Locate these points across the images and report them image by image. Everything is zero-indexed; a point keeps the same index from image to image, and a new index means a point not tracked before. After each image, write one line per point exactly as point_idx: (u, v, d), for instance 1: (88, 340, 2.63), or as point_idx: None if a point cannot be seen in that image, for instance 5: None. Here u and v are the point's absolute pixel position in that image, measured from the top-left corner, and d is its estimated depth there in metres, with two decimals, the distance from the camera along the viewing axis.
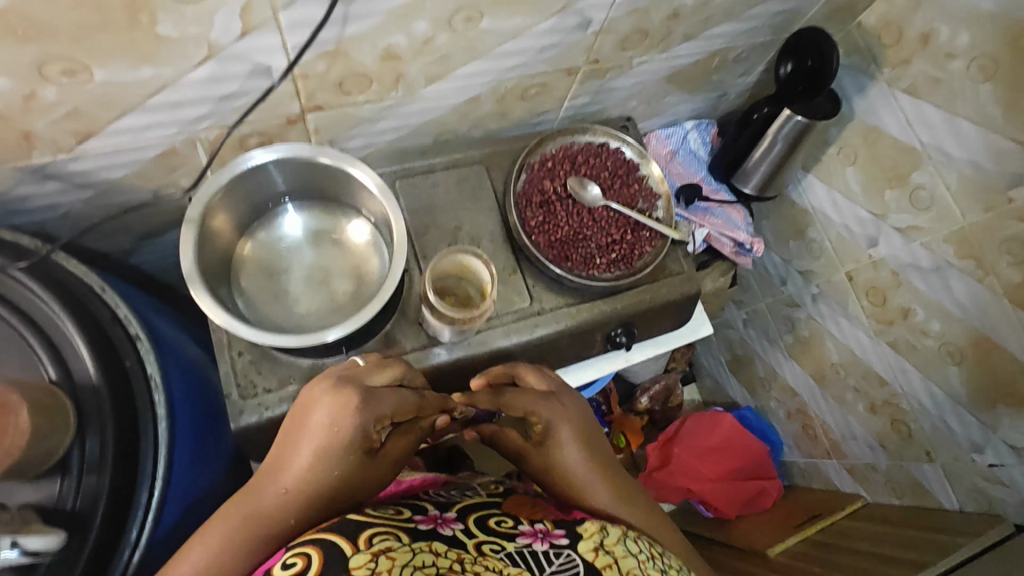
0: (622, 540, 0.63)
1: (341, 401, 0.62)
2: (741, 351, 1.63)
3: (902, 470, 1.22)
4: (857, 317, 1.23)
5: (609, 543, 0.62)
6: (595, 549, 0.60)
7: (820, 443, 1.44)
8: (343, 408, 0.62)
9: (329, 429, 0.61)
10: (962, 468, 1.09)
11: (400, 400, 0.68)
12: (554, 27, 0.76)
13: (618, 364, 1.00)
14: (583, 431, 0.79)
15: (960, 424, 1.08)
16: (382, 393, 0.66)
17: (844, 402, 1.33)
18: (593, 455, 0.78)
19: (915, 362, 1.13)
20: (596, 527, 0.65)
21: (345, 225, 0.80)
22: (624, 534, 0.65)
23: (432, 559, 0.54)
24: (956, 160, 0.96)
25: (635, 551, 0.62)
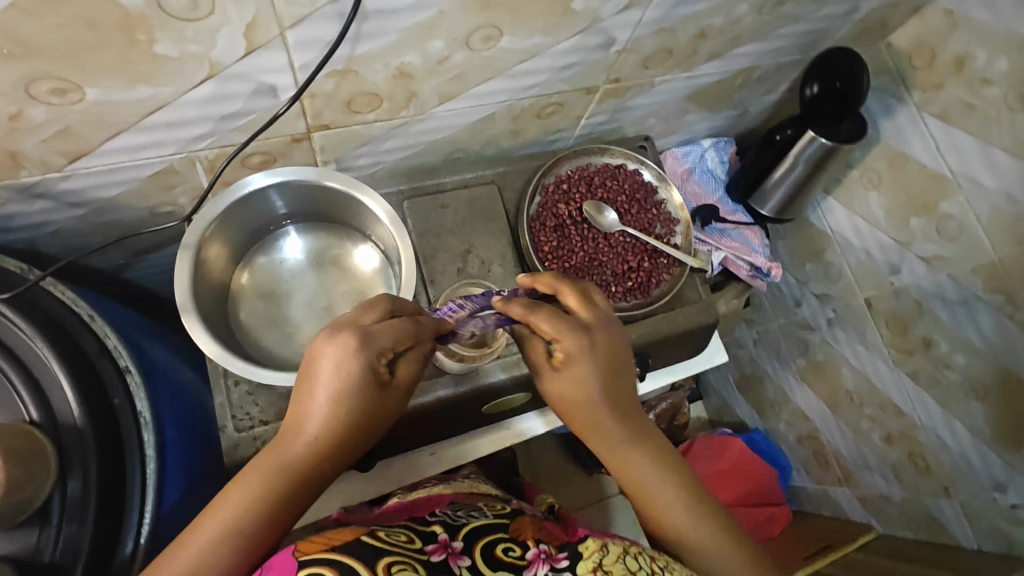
0: (622, 559, 0.58)
1: (345, 343, 0.53)
2: (751, 372, 1.59)
3: (918, 503, 1.19)
4: (874, 345, 1.19)
5: (608, 564, 0.57)
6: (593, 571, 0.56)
7: (831, 470, 1.41)
8: (348, 355, 0.53)
9: (337, 376, 0.53)
10: (982, 506, 1.05)
11: (408, 332, 0.57)
12: (576, 46, 0.72)
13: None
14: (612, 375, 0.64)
15: (981, 461, 1.04)
16: (382, 329, 0.55)
17: (858, 430, 1.29)
18: (619, 405, 0.65)
19: (935, 395, 1.09)
20: (596, 544, 0.61)
21: (351, 249, 0.76)
22: (624, 550, 0.60)
23: None
24: (989, 191, 0.92)
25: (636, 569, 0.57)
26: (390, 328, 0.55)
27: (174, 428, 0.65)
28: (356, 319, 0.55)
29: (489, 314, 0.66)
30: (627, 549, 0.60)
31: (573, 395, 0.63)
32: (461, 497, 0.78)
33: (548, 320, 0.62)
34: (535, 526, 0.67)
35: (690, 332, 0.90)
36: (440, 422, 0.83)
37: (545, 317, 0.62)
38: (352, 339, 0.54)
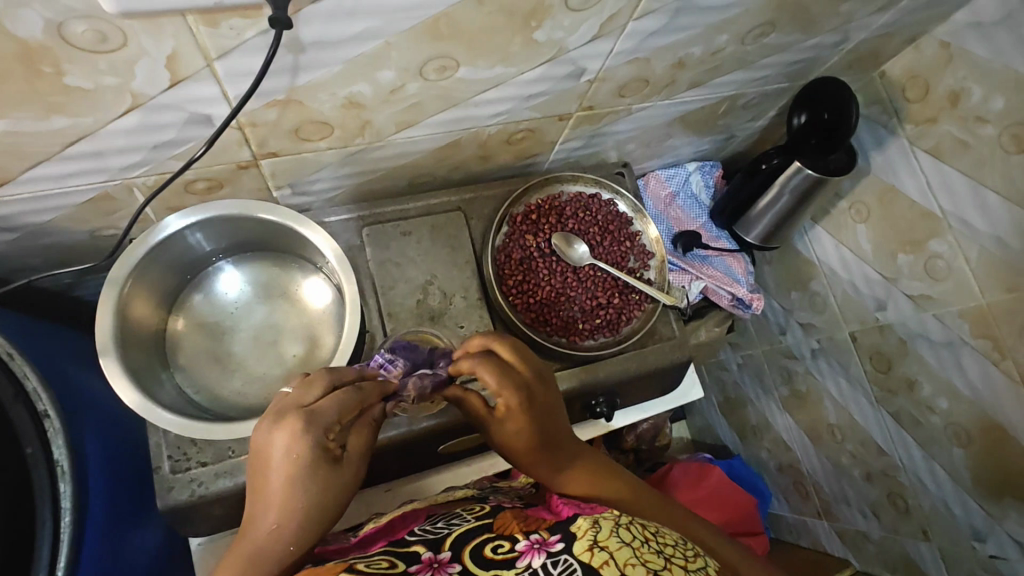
0: (615, 531, 0.56)
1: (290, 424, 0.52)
2: (733, 395, 1.55)
3: (896, 544, 1.15)
4: (857, 380, 1.15)
5: (602, 538, 0.54)
6: (590, 548, 0.52)
7: (810, 502, 1.37)
8: (296, 436, 0.52)
9: (289, 456, 0.52)
10: (960, 553, 1.02)
11: (349, 402, 0.57)
12: (543, 75, 0.68)
13: (601, 427, 0.92)
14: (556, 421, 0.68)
15: (961, 508, 1.00)
16: (326, 404, 0.55)
17: (839, 464, 1.26)
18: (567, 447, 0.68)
19: (917, 437, 1.06)
20: (587, 522, 0.57)
21: (299, 282, 0.72)
22: (615, 522, 0.57)
23: None
24: (978, 233, 0.88)
25: (629, 539, 0.55)
26: (332, 402, 0.55)
27: (100, 472, 0.62)
28: (297, 399, 0.55)
29: (423, 372, 0.68)
30: (618, 520, 0.58)
31: (524, 447, 0.65)
32: (438, 509, 0.72)
33: (492, 378, 0.63)
34: (519, 514, 0.61)
35: (661, 370, 0.86)
36: (393, 459, 0.79)
37: (489, 375, 0.63)
38: (299, 421, 0.53)
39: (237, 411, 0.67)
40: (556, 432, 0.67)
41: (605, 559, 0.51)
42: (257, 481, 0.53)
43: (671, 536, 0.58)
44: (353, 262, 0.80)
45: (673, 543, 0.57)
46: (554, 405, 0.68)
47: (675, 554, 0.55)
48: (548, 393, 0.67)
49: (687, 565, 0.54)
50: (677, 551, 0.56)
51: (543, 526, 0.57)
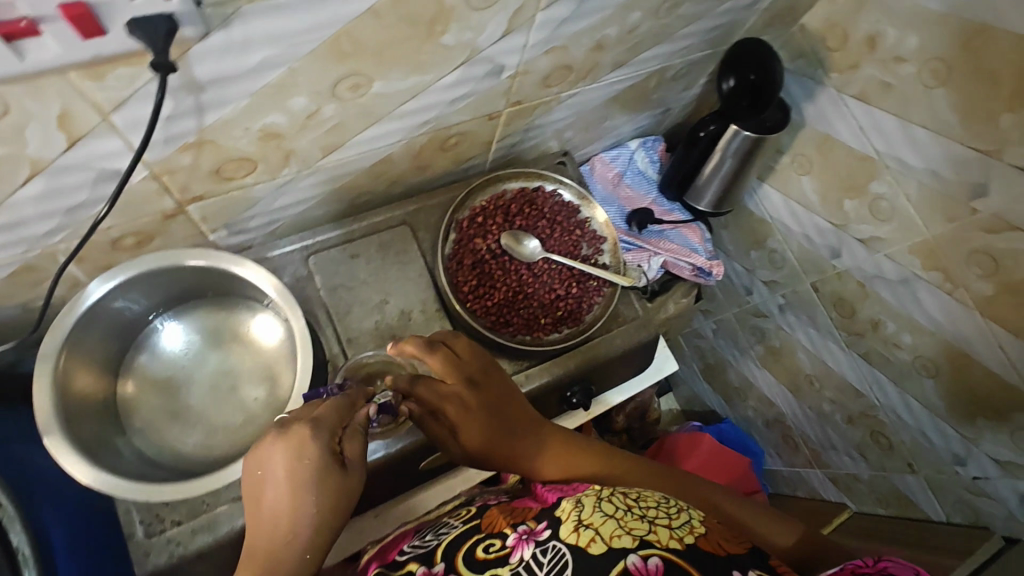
0: (598, 504, 0.55)
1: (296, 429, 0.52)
2: (713, 361, 1.57)
3: (886, 481, 1.18)
4: (825, 329, 1.18)
5: (587, 516, 0.53)
6: (576, 530, 0.52)
7: (801, 453, 1.40)
8: (304, 438, 0.51)
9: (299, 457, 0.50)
10: (946, 479, 1.05)
11: (343, 406, 0.58)
12: (461, 78, 0.67)
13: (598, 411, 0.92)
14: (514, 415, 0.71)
15: (939, 436, 1.03)
16: (326, 410, 0.56)
17: (821, 412, 1.28)
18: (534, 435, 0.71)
19: (889, 374, 1.08)
20: (571, 503, 0.56)
21: (248, 322, 0.70)
22: (598, 496, 0.56)
23: None
24: (914, 169, 0.90)
25: (615, 509, 0.54)
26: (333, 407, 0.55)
27: (68, 551, 0.60)
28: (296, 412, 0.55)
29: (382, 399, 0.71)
30: (599, 494, 0.57)
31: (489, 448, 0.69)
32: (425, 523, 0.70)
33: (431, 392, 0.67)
34: (506, 507, 0.60)
35: (627, 351, 0.86)
36: (376, 484, 0.78)
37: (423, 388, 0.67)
38: (306, 428, 0.52)
39: (203, 465, 0.65)
40: (519, 425, 0.70)
41: (592, 537, 0.51)
42: (251, 502, 0.50)
43: (654, 497, 0.57)
44: (303, 294, 0.78)
45: (656, 502, 0.56)
46: (507, 399, 0.71)
47: (658, 512, 0.54)
48: (494, 388, 0.70)
49: (671, 520, 0.52)
50: (660, 508, 0.54)
51: (530, 515, 0.57)
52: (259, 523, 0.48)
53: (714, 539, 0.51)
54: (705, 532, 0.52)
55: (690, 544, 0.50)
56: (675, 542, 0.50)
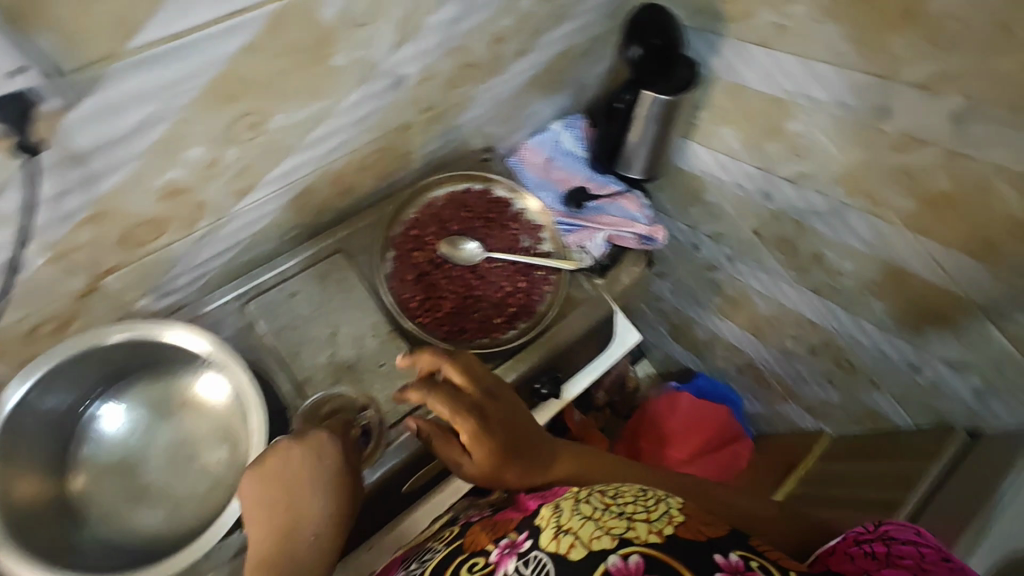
0: (576, 507, 0.56)
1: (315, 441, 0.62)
2: (677, 320, 1.60)
3: (855, 401, 1.23)
4: (773, 269, 1.21)
5: (565, 520, 0.55)
6: (555, 536, 0.53)
7: (774, 390, 1.45)
8: (324, 447, 0.62)
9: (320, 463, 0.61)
10: (907, 388, 1.10)
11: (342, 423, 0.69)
12: (364, 95, 0.65)
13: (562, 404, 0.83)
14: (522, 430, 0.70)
15: (895, 349, 1.08)
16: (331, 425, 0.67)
17: (785, 348, 1.32)
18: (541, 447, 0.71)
19: (839, 301, 1.12)
20: (549, 510, 0.57)
21: (192, 386, 0.68)
22: (575, 499, 0.58)
23: None
24: (823, 103, 0.93)
25: (592, 508, 0.55)
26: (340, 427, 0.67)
27: None
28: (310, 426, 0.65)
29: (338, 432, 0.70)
30: (577, 496, 0.58)
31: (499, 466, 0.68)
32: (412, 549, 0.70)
33: (449, 407, 0.66)
34: (488, 522, 0.62)
35: (586, 339, 0.86)
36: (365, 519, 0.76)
37: (435, 404, 0.65)
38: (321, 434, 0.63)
39: (175, 541, 0.62)
40: (528, 438, 0.70)
41: (571, 541, 0.52)
42: (266, 506, 0.58)
43: (634, 492, 0.58)
44: (249, 344, 0.76)
45: (636, 497, 0.56)
46: (514, 411, 0.71)
47: (635, 506, 0.54)
48: (501, 404, 0.70)
49: (648, 514, 0.53)
50: (638, 503, 0.55)
51: (511, 528, 0.59)
52: (280, 516, 0.58)
53: (695, 527, 0.51)
54: (683, 521, 0.52)
55: (668, 535, 0.50)
56: (652, 535, 0.50)
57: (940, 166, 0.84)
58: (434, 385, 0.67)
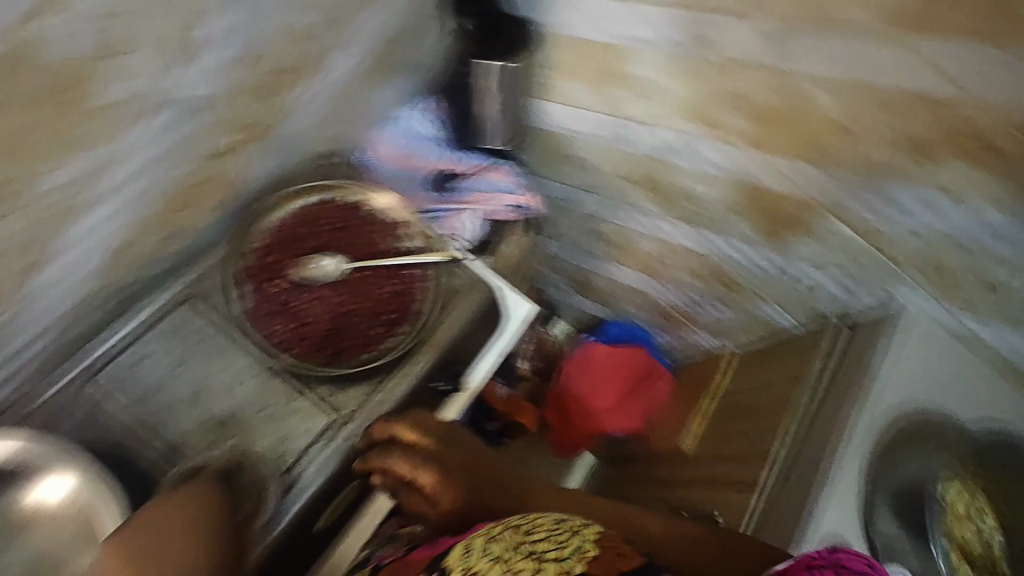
0: (487, 546, 0.58)
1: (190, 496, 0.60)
2: (578, 275, 1.63)
3: (745, 313, 1.32)
4: (646, 209, 1.25)
5: (474, 562, 0.56)
6: None
7: (676, 320, 1.52)
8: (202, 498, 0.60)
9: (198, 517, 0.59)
10: (786, 293, 1.19)
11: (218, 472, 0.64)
12: (145, 133, 0.65)
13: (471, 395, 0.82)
14: (479, 469, 0.75)
15: (765, 260, 1.15)
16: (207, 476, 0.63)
17: (678, 280, 1.38)
18: (503, 483, 0.75)
19: (709, 227, 1.18)
20: (460, 549, 0.59)
21: (31, 500, 0.62)
22: (488, 536, 0.59)
23: None
24: (651, 41, 0.94)
25: (502, 546, 0.57)
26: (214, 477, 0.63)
27: None
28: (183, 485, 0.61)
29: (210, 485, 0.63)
30: (490, 533, 0.60)
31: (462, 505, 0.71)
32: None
33: (409, 461, 0.72)
34: (403, 560, 0.64)
35: (474, 337, 0.86)
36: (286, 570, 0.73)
37: (394, 461, 0.71)
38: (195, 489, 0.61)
39: None
40: (486, 476, 0.74)
41: None
42: (151, 560, 0.54)
43: (547, 521, 0.60)
44: (102, 426, 0.68)
45: (549, 528, 0.59)
46: (470, 455, 0.76)
47: (547, 542, 0.57)
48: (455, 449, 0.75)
49: (561, 551, 0.56)
50: (550, 538, 0.57)
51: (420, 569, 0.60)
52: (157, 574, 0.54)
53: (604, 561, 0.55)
54: (595, 555, 0.55)
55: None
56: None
57: (767, 83, 0.88)
58: (390, 444, 0.73)
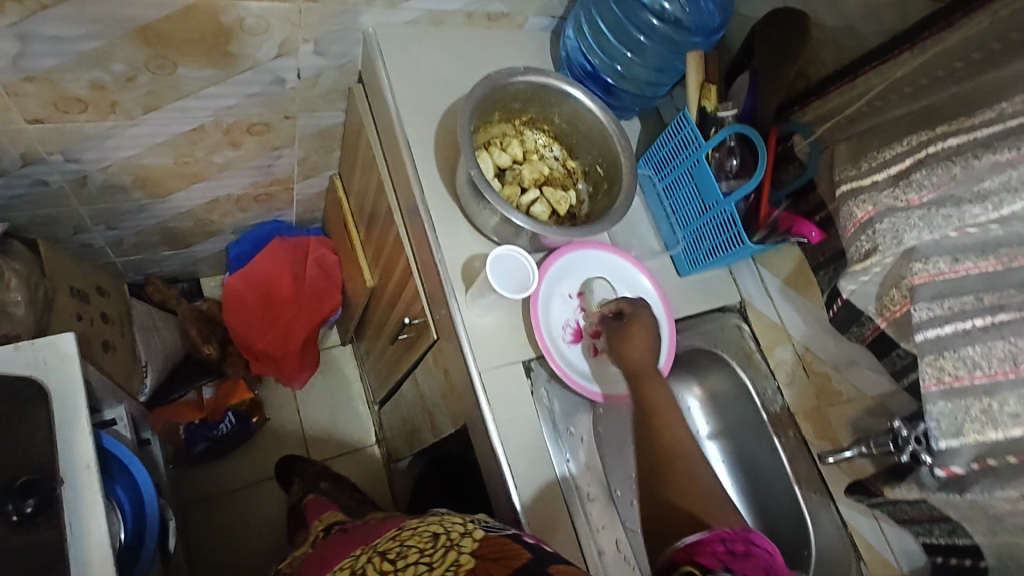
0: (434, 531, 0.73)
1: None
2: (159, 235, 1.37)
3: (304, 137, 1.23)
4: (102, 131, 1.01)
5: (409, 536, 0.74)
6: (407, 541, 0.73)
7: (278, 194, 1.39)
8: None
9: None
10: (302, 96, 1.10)
11: None
12: None
13: (97, 487, 0.75)
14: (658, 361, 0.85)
15: (252, 85, 1.03)
16: None
17: (228, 163, 1.22)
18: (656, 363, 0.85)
19: (174, 98, 0.99)
20: (411, 532, 0.75)
21: None
22: (439, 528, 0.74)
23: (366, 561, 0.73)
24: None
25: (427, 540, 0.72)
26: None
27: None
28: None
29: None
30: (414, 529, 0.76)
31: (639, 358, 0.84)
32: (341, 542, 0.88)
33: (647, 356, 0.84)
34: (356, 535, 0.88)
35: None
36: None
37: (637, 337, 0.85)
38: None
39: None
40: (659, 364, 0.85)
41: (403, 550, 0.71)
42: None
43: (423, 533, 0.74)
44: None
45: (418, 533, 0.74)
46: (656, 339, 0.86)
47: (420, 545, 0.70)
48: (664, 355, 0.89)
49: (435, 551, 0.68)
50: (421, 560, 0.68)
51: (374, 531, 0.85)
52: None
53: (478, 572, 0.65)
54: (470, 568, 0.65)
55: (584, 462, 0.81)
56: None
57: None
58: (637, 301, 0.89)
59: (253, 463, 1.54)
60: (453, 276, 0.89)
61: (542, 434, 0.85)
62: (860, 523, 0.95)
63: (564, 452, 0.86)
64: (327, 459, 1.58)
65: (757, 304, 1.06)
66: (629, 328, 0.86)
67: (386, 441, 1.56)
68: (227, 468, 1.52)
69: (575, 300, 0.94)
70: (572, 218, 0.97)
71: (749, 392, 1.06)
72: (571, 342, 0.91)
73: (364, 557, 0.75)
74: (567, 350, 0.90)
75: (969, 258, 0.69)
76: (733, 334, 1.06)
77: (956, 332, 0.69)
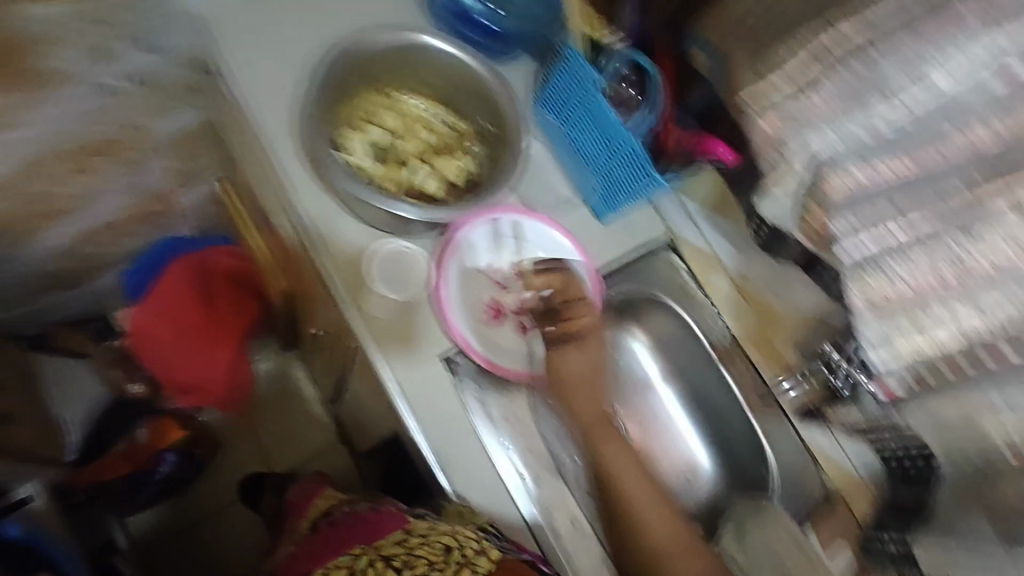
0: (441, 538, 0.69)
1: None
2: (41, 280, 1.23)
3: (169, 144, 1.09)
4: None
5: (416, 542, 0.69)
6: (414, 546, 0.68)
7: (164, 210, 1.26)
8: None
9: None
10: (147, 100, 0.96)
11: None
12: None
13: None
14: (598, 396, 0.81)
15: (80, 99, 0.88)
16: None
17: (91, 191, 1.08)
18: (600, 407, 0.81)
19: None
20: (418, 535, 0.70)
21: None
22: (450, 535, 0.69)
23: (367, 565, 0.67)
24: None
25: (434, 549, 0.67)
26: None
27: None
28: None
29: None
30: (418, 532, 0.71)
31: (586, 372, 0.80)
32: (332, 528, 0.79)
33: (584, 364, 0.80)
34: (344, 522, 0.79)
35: None
36: None
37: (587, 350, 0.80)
38: None
39: None
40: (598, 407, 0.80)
41: (409, 563, 0.66)
42: None
43: (433, 542, 0.69)
44: None
45: (428, 540, 0.69)
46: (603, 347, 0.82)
47: (429, 557, 0.66)
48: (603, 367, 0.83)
49: (448, 571, 0.64)
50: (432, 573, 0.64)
51: (366, 518, 0.77)
52: None
53: None
54: None
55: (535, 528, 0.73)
56: None
57: None
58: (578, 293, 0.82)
59: (218, 489, 1.48)
60: (349, 275, 0.81)
61: (474, 428, 0.80)
62: (819, 440, 0.95)
63: (504, 440, 0.82)
64: (294, 467, 1.53)
65: (686, 236, 1.00)
66: (580, 333, 0.81)
67: (349, 438, 1.50)
68: (194, 499, 1.46)
69: (489, 272, 0.87)
70: (473, 184, 0.88)
71: (693, 330, 1.01)
72: (492, 321, 0.85)
73: (361, 558, 0.69)
74: (488, 331, 0.84)
75: (880, 159, 0.62)
76: (667, 270, 1.01)
77: (879, 246, 0.64)
